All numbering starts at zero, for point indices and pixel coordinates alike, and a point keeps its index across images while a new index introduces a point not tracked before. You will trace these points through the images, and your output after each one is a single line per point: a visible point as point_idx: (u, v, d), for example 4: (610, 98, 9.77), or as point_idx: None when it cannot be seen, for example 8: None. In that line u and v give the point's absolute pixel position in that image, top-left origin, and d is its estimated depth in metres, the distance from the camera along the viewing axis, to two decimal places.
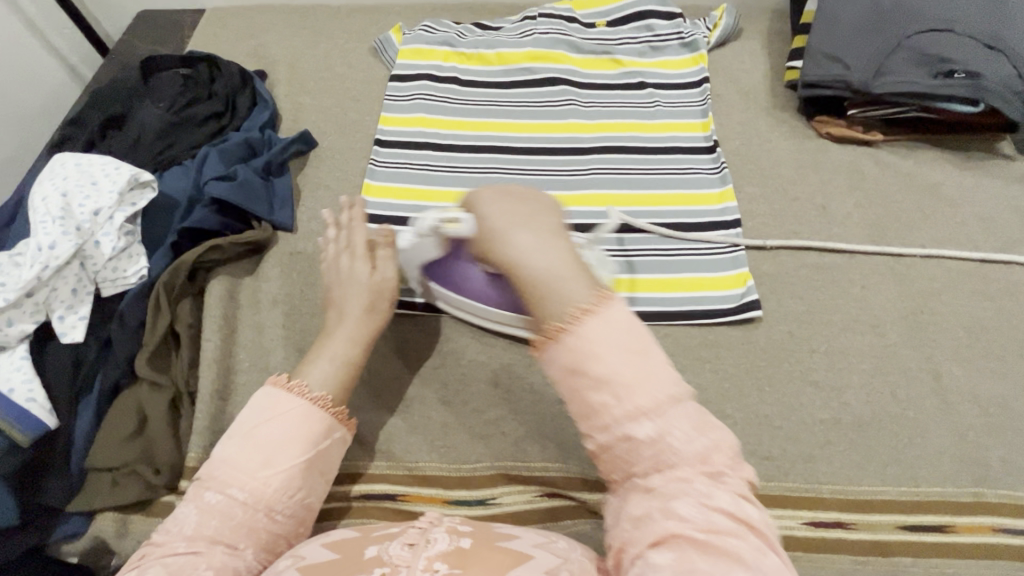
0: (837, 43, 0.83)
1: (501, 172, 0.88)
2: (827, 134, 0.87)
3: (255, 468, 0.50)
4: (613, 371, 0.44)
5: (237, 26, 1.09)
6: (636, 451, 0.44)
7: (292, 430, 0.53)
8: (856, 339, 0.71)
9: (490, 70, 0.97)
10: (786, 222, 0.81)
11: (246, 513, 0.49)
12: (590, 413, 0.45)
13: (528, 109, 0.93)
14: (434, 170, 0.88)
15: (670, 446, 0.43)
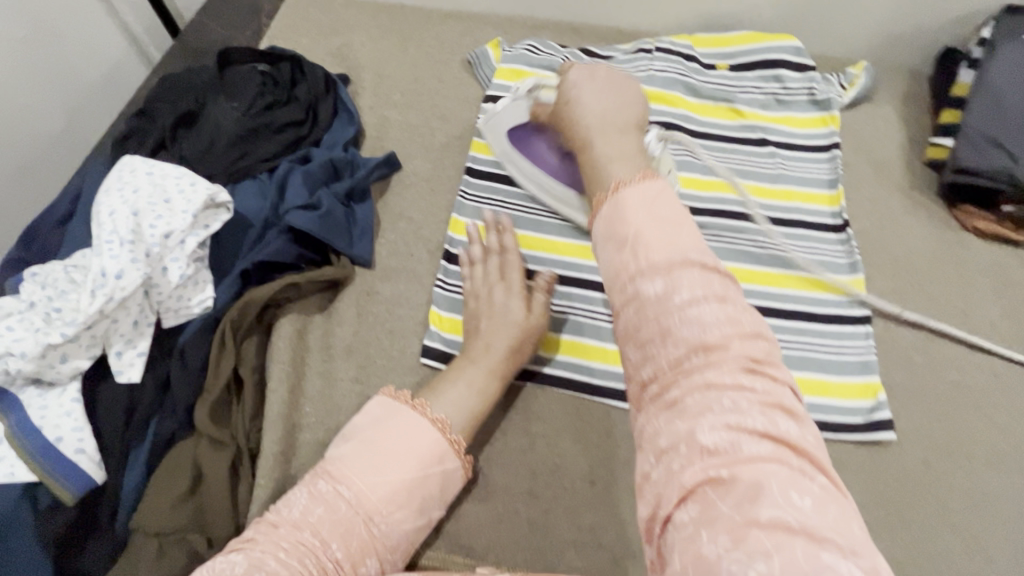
0: (1003, 129, 0.74)
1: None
2: (973, 228, 0.78)
3: (367, 472, 0.52)
4: (652, 250, 0.41)
5: (320, 18, 1.00)
6: (650, 357, 0.39)
7: (408, 441, 0.55)
8: (1001, 480, 0.63)
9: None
10: (922, 326, 0.72)
11: (349, 511, 0.50)
12: (616, 275, 0.42)
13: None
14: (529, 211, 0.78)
15: (677, 330, 0.38)
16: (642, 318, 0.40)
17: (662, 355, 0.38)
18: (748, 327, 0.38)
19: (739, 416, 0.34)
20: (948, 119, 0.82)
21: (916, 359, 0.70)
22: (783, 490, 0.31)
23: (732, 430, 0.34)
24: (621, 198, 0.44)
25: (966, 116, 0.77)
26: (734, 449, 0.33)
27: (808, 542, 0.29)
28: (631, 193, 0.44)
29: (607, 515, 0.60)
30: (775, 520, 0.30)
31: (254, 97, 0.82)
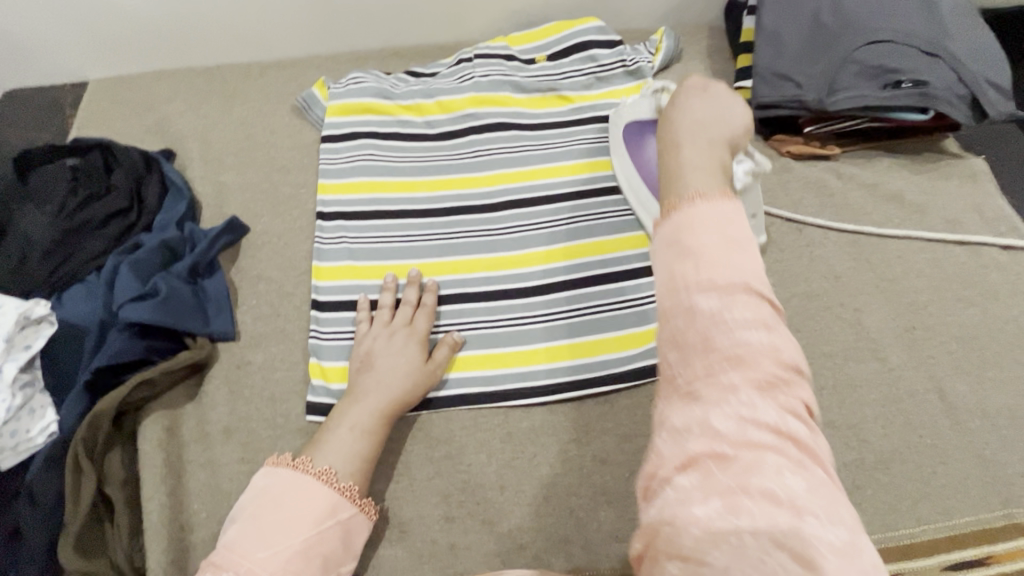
0: (785, 62, 0.82)
1: (467, 234, 0.79)
2: (788, 153, 0.86)
3: (255, 548, 0.48)
4: (717, 304, 0.35)
5: (133, 98, 0.95)
6: (677, 313, 0.36)
7: (300, 504, 0.53)
8: (859, 369, 0.70)
9: (433, 120, 0.89)
10: (767, 251, 0.79)
11: None
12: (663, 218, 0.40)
13: (481, 160, 0.86)
14: (392, 241, 0.79)
15: (727, 305, 0.35)
16: (683, 282, 0.37)
17: (687, 320, 0.36)
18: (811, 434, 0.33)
19: (753, 410, 0.32)
20: (743, 62, 0.90)
21: (770, 282, 0.76)
22: (829, 528, 0.30)
23: (748, 417, 0.32)
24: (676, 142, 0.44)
25: (756, 56, 0.85)
26: (745, 436, 0.32)
27: (793, 538, 0.29)
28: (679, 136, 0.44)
29: (525, 514, 0.61)
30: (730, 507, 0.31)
31: (66, 196, 0.76)
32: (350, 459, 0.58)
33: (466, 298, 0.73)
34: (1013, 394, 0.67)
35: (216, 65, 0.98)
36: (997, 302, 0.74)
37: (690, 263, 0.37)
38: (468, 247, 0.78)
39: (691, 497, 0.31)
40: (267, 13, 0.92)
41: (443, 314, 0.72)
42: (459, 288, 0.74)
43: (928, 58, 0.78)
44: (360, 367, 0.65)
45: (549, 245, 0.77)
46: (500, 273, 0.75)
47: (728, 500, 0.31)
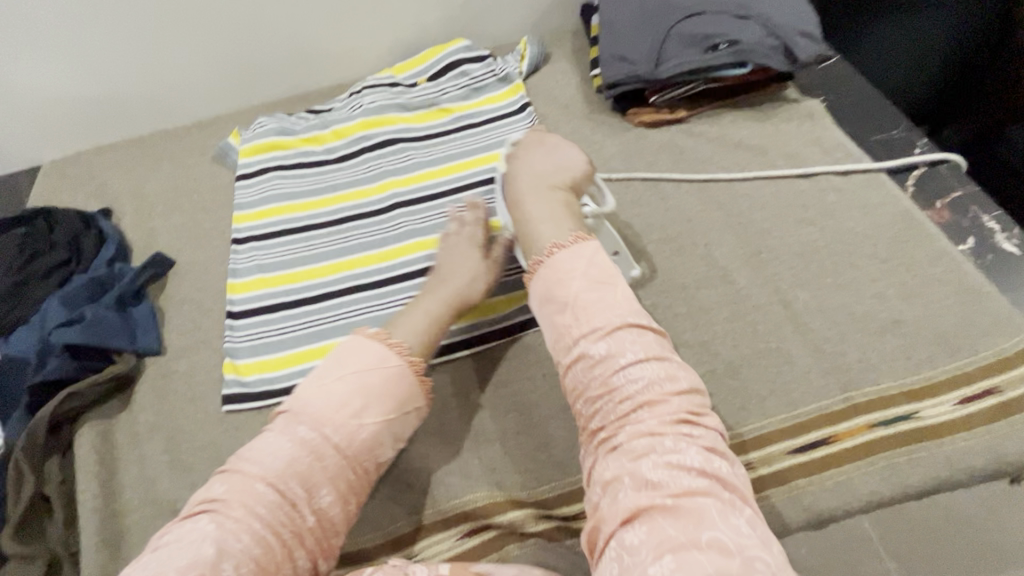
0: (620, 46, 0.94)
1: (361, 236, 0.90)
2: (641, 122, 0.96)
3: (341, 407, 0.59)
4: (575, 294, 0.61)
5: (78, 171, 1.09)
6: (599, 413, 0.56)
7: (386, 381, 0.61)
8: (710, 293, 0.76)
9: (328, 147, 1.01)
10: (627, 207, 0.87)
11: (298, 449, 0.56)
12: (563, 335, 0.60)
13: (373, 172, 0.97)
14: (296, 251, 0.89)
15: (623, 384, 0.56)
16: (594, 376, 0.57)
17: (610, 408, 0.56)
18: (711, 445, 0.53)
19: (677, 454, 0.51)
20: (594, 53, 1.02)
21: (628, 232, 0.84)
22: (726, 510, 0.48)
23: (671, 467, 0.50)
24: (546, 271, 0.64)
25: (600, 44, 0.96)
26: (672, 483, 0.49)
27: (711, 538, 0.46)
28: (557, 261, 0.64)
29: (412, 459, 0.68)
30: (674, 544, 0.46)
31: (14, 255, 0.88)
32: (416, 336, 0.66)
33: (360, 290, 0.84)
34: (848, 294, 0.74)
35: (148, 133, 1.13)
36: (833, 218, 0.81)
37: (597, 367, 0.57)
38: (362, 248, 0.88)
39: (635, 535, 0.48)
40: (184, 82, 1.07)
41: (339, 306, 0.83)
42: (354, 282, 0.85)
43: (739, 21, 0.89)
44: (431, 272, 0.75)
45: (432, 234, 0.88)
46: (388, 264, 0.86)
47: (650, 522, 0.48)
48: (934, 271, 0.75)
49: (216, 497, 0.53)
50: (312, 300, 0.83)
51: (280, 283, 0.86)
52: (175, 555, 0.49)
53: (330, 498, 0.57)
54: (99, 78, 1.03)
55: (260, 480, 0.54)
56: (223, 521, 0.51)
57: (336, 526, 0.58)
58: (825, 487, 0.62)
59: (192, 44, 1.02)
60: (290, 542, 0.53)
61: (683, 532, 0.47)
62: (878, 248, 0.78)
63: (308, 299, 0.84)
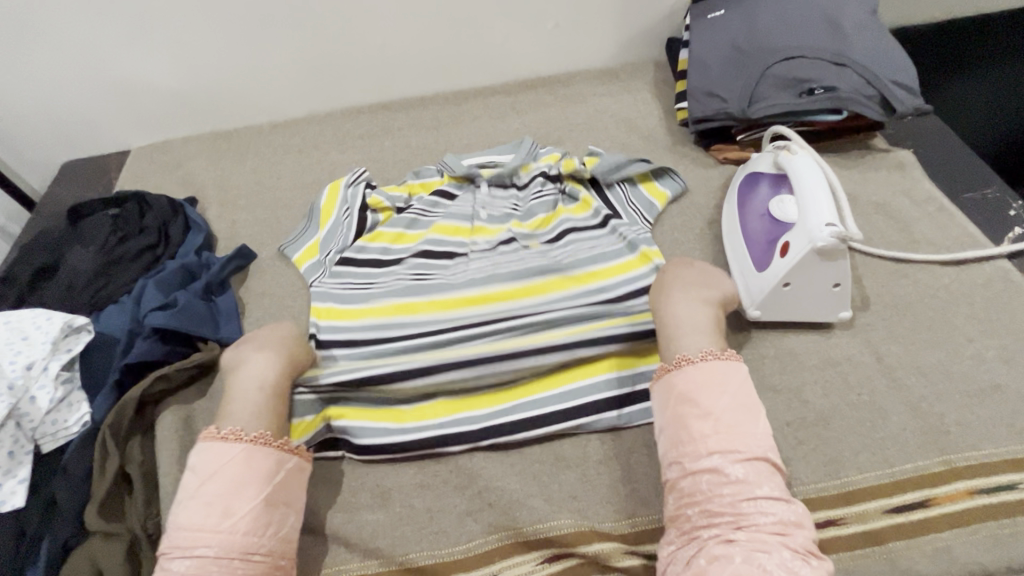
0: (711, 83, 0.95)
1: (467, 273, 0.82)
2: (725, 159, 0.96)
3: (215, 524, 0.57)
4: (711, 400, 0.60)
5: (165, 159, 1.13)
6: (715, 509, 0.56)
7: (260, 407, 0.65)
8: (800, 338, 0.75)
9: (437, 189, 0.92)
10: (712, 242, 0.87)
11: (213, 570, 0.55)
12: (690, 446, 0.59)
13: (482, 212, 0.89)
14: (379, 285, 0.81)
15: (744, 508, 0.55)
16: (709, 465, 0.57)
17: (728, 500, 0.56)
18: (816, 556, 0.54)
19: (788, 557, 0.52)
20: (680, 87, 1.03)
21: (712, 268, 0.84)
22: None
23: (784, 563, 0.52)
24: (679, 376, 0.63)
25: (688, 80, 0.97)
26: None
27: None
28: (679, 375, 0.63)
29: (493, 479, 0.67)
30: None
31: (107, 237, 0.92)
32: (255, 413, 0.64)
33: (461, 329, 0.75)
34: (944, 353, 0.72)
35: (234, 127, 1.17)
36: (927, 273, 0.80)
37: (724, 486, 0.57)
38: (456, 286, 0.80)
39: None
40: (276, 83, 1.11)
41: (420, 347, 0.74)
42: (447, 323, 0.77)
43: (837, 68, 0.89)
44: (230, 373, 0.69)
45: (563, 275, 0.80)
46: (504, 306, 0.78)
47: None
48: None
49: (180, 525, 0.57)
50: (390, 339, 0.75)
51: (367, 318, 0.78)
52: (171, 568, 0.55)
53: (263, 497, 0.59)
54: (198, 72, 1.07)
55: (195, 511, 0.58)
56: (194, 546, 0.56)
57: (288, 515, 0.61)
58: (923, 552, 0.60)
59: (290, 48, 1.06)
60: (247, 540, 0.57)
61: None
62: (975, 308, 0.76)
63: (393, 337, 0.76)
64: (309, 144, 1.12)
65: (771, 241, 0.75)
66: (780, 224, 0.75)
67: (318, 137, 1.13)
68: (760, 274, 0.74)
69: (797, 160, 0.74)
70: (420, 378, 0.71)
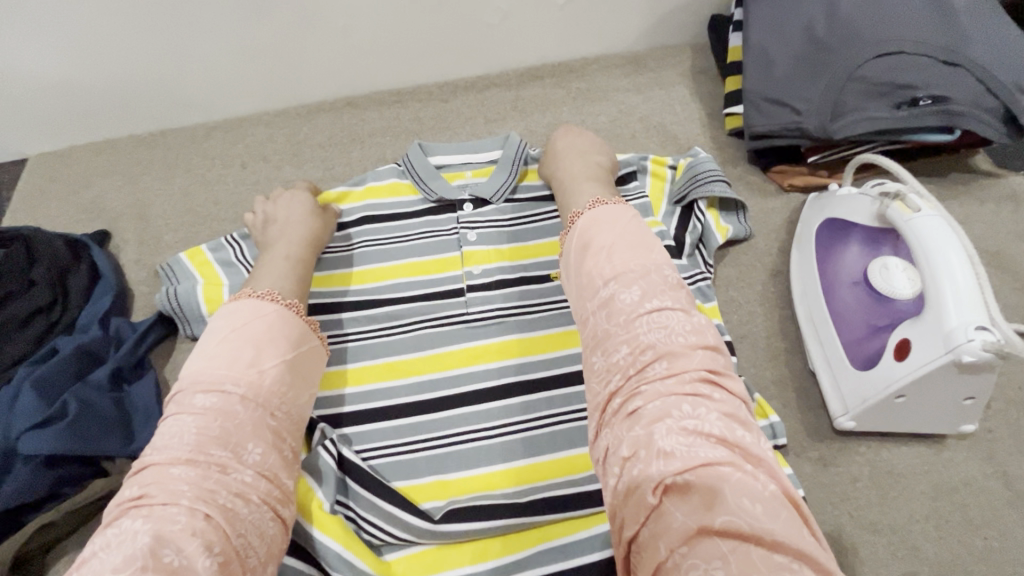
0: (778, 86, 0.72)
1: (448, 319, 0.64)
2: (791, 187, 0.75)
3: (241, 364, 0.47)
4: (607, 242, 0.50)
5: (69, 175, 0.88)
6: (616, 365, 0.44)
7: (268, 327, 0.50)
8: (902, 452, 0.57)
9: (393, 203, 0.71)
10: (778, 304, 0.67)
11: (222, 439, 0.43)
12: (588, 287, 0.48)
13: (467, 234, 0.67)
14: (342, 345, 0.63)
15: (642, 332, 0.44)
16: (618, 321, 0.45)
17: (625, 357, 0.43)
18: (740, 423, 0.40)
19: (695, 422, 0.39)
20: (731, 85, 0.80)
21: (780, 344, 0.64)
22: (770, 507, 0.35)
23: (687, 433, 0.38)
24: (589, 267, 0.49)
25: (746, 80, 0.75)
26: (690, 453, 0.37)
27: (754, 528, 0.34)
28: (597, 257, 0.49)
29: None
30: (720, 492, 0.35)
31: None
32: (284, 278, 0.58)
33: (455, 408, 0.60)
34: None
35: (158, 132, 0.92)
36: None
37: (620, 317, 0.45)
38: (434, 339, 0.63)
39: (655, 542, 0.36)
40: (204, 76, 0.85)
41: (407, 428, 0.59)
42: (429, 397, 0.60)
43: (948, 69, 0.67)
44: (264, 227, 0.67)
45: (566, 327, 0.63)
46: (504, 362, 0.61)
47: (692, 540, 0.34)
48: None
49: (149, 482, 0.41)
50: (385, 423, 0.59)
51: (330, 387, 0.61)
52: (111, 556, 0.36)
53: (263, 451, 0.44)
54: (99, 65, 0.81)
55: (175, 461, 0.42)
56: (162, 511, 0.39)
57: (285, 481, 0.46)
58: None
59: (221, 32, 0.79)
60: (232, 508, 0.41)
61: (695, 513, 0.35)
62: None
63: (371, 414, 0.60)
64: (255, 155, 0.88)
65: (878, 328, 0.56)
66: (888, 304, 0.56)
67: (265, 146, 0.89)
68: (861, 371, 0.55)
69: (918, 222, 0.53)
70: (426, 478, 0.57)
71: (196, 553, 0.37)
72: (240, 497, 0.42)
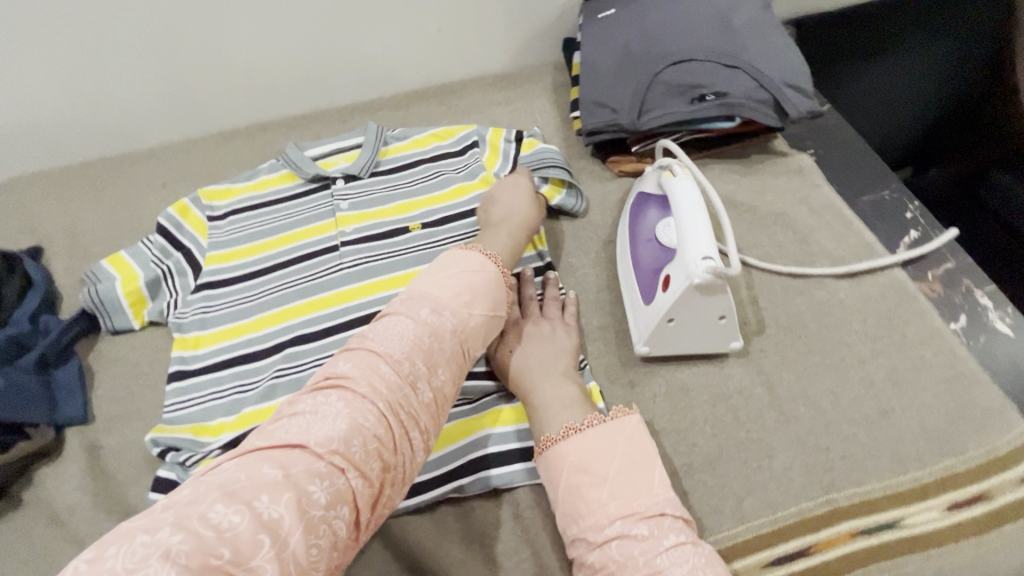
0: (602, 91, 0.89)
1: (331, 271, 0.85)
2: (622, 172, 0.91)
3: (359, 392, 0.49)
4: (607, 471, 0.55)
5: (7, 200, 0.99)
6: (609, 513, 0.52)
7: (385, 386, 0.51)
8: (693, 371, 0.71)
9: (286, 186, 0.96)
10: (607, 267, 0.82)
11: (333, 442, 0.46)
12: (585, 467, 0.55)
13: (343, 203, 0.92)
14: (244, 296, 0.83)
15: (633, 499, 0.53)
16: (607, 506, 0.53)
17: (620, 522, 0.52)
18: (701, 548, 0.51)
19: (663, 540, 0.50)
20: (574, 94, 0.97)
21: (604, 297, 0.79)
22: None
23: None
24: (571, 444, 0.57)
25: (580, 88, 0.91)
26: None
27: None
28: (567, 443, 0.57)
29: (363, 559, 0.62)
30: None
31: None
32: (420, 347, 0.54)
33: (325, 334, 0.78)
34: (834, 377, 0.69)
35: (92, 161, 1.04)
36: (822, 289, 0.77)
37: (613, 502, 0.53)
38: (297, 295, 0.83)
39: None
40: (133, 111, 1.00)
41: (282, 361, 0.76)
42: (284, 336, 0.79)
43: (728, 71, 0.84)
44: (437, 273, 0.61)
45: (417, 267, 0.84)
46: (368, 297, 0.81)
47: None
48: (925, 352, 0.70)
49: (343, 374, 0.51)
50: (272, 350, 0.78)
51: (211, 342, 0.79)
52: (311, 428, 0.46)
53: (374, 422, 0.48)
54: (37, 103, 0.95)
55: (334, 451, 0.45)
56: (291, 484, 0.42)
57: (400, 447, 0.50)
58: None
59: (143, 70, 0.94)
60: (354, 490, 0.45)
61: None
62: (868, 324, 0.73)
63: (247, 355, 0.77)
64: (177, 175, 1.01)
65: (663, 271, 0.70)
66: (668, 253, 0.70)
67: (186, 167, 1.02)
68: (648, 307, 0.69)
69: (679, 183, 0.68)
70: None
71: (322, 497, 0.43)
72: (335, 485, 0.44)
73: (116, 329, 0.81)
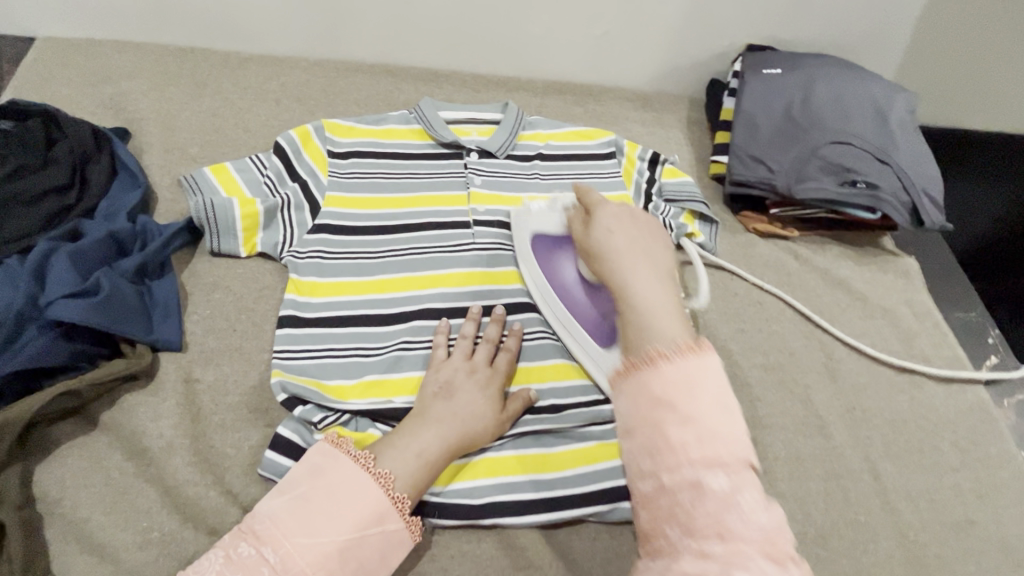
0: (759, 147, 0.90)
1: (461, 247, 0.79)
2: (753, 230, 0.93)
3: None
4: (648, 308, 0.49)
5: (89, 67, 0.87)
6: (644, 420, 0.44)
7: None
8: (807, 443, 0.75)
9: (415, 141, 0.89)
10: (731, 322, 0.85)
11: None
12: (630, 339, 0.48)
13: (478, 178, 0.86)
14: (367, 251, 0.76)
15: (681, 403, 0.43)
16: (652, 386, 0.45)
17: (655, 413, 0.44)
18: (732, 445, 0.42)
19: (714, 482, 0.41)
20: (722, 138, 0.97)
21: (725, 352, 0.82)
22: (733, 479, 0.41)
23: (709, 492, 0.41)
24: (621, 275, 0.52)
25: (735, 137, 0.92)
26: (711, 509, 0.40)
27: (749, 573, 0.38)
28: (625, 273, 0.52)
29: (487, 564, 0.61)
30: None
31: None
32: (273, 539, 0.49)
33: (451, 315, 0.73)
34: (931, 479, 0.74)
35: (190, 48, 0.93)
36: (923, 392, 0.82)
37: (654, 377, 0.45)
38: (423, 264, 0.76)
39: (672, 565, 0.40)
40: (258, 10, 0.90)
41: (405, 332, 0.71)
42: (408, 306, 0.73)
43: (881, 166, 0.88)
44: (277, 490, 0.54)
45: None
46: (500, 286, 0.77)
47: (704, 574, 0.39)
48: (1008, 474, 0.76)
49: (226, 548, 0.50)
50: (392, 317, 0.71)
51: (329, 293, 0.71)
52: None
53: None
54: None
55: None
56: None
57: None
58: None
59: None
60: None
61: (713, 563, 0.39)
62: (959, 434, 0.79)
63: (367, 316, 0.71)
64: (289, 94, 0.91)
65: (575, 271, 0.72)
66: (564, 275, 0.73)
67: (301, 88, 0.92)
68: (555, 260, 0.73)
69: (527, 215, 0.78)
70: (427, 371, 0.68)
71: None
72: None
73: (219, 252, 0.73)
